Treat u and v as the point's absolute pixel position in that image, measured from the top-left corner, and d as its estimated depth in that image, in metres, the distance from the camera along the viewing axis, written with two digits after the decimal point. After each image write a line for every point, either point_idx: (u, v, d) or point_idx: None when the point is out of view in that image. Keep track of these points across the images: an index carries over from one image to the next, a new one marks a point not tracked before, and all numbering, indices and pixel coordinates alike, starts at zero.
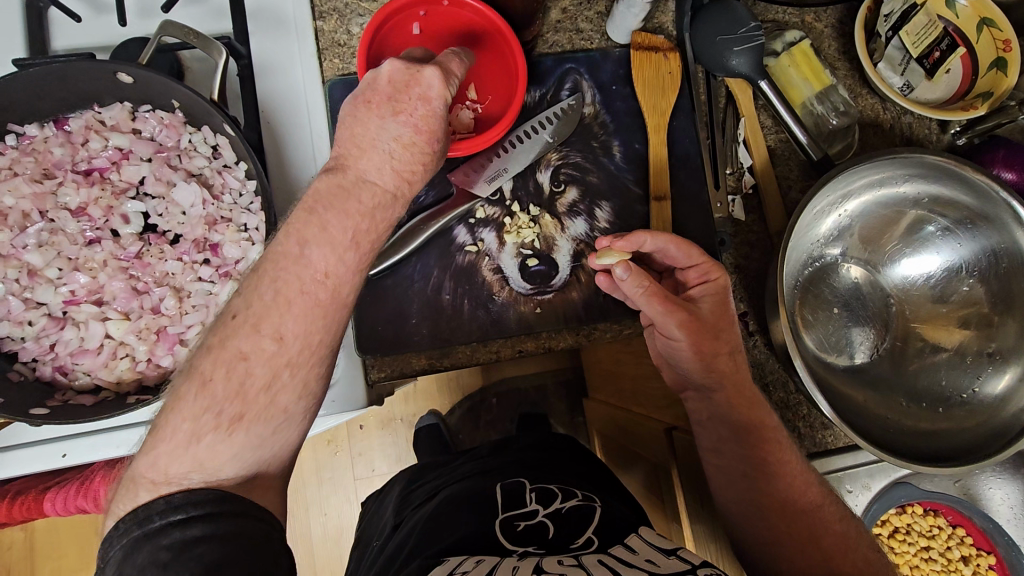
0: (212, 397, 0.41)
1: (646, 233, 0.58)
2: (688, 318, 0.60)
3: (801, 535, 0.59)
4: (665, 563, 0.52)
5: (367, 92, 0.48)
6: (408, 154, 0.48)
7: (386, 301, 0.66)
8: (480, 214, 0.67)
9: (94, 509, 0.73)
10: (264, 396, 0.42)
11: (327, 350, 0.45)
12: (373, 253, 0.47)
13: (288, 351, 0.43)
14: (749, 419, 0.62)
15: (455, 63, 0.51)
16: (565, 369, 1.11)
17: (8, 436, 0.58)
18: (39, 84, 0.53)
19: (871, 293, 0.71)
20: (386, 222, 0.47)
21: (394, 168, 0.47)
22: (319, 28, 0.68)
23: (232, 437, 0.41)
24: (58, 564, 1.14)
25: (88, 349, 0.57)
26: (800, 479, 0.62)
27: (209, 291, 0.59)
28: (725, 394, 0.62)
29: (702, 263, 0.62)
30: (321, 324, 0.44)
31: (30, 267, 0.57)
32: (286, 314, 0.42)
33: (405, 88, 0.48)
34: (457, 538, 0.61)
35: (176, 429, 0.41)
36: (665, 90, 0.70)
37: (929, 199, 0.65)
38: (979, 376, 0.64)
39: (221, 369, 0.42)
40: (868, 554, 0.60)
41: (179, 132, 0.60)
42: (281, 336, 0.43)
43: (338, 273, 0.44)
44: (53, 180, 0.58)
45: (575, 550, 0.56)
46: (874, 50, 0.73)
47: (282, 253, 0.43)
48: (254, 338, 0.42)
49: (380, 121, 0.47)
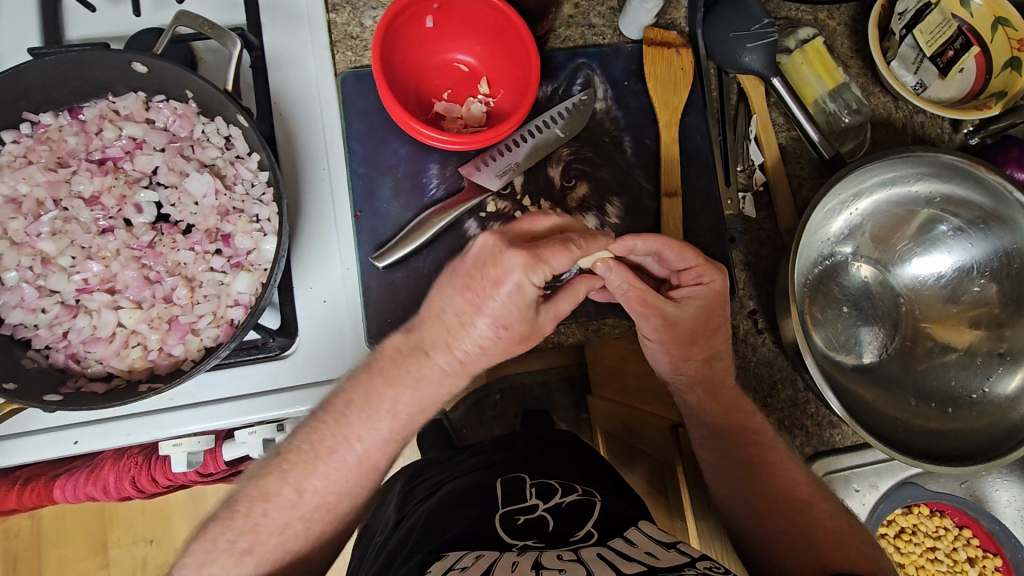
0: (234, 526, 0.55)
1: (639, 238, 0.58)
2: (664, 322, 0.61)
3: (793, 533, 0.62)
4: (664, 556, 0.53)
5: (457, 262, 0.52)
6: (459, 335, 0.52)
7: (398, 293, 0.66)
8: (490, 208, 0.67)
9: (104, 496, 0.75)
10: (275, 536, 0.55)
11: (338, 509, 0.57)
12: (405, 431, 0.56)
13: (304, 503, 0.55)
14: (733, 423, 0.65)
15: (554, 251, 0.50)
16: (570, 366, 1.12)
17: (20, 423, 0.58)
18: (54, 72, 0.54)
19: (881, 292, 0.71)
20: (419, 411, 0.55)
21: (449, 355, 0.53)
22: (332, 21, 0.67)
23: (243, 559, 0.54)
24: (67, 551, 1.15)
25: (100, 337, 0.57)
26: (791, 478, 0.65)
27: (220, 281, 0.60)
28: (698, 396, 0.66)
29: (697, 265, 0.61)
30: (338, 491, 0.56)
31: (43, 255, 0.58)
32: (308, 475, 0.55)
33: (483, 266, 0.50)
34: (459, 533, 0.62)
35: (215, 540, 0.55)
36: (677, 85, 0.70)
37: (942, 199, 0.65)
38: (990, 376, 0.64)
39: (251, 504, 0.55)
40: (863, 548, 0.60)
41: (192, 123, 0.60)
42: (301, 491, 0.55)
43: (370, 450, 0.55)
44: (67, 169, 0.59)
45: (575, 543, 0.57)
46: (888, 48, 0.73)
47: (332, 419, 0.55)
48: (281, 483, 0.55)
49: (451, 294, 0.51)
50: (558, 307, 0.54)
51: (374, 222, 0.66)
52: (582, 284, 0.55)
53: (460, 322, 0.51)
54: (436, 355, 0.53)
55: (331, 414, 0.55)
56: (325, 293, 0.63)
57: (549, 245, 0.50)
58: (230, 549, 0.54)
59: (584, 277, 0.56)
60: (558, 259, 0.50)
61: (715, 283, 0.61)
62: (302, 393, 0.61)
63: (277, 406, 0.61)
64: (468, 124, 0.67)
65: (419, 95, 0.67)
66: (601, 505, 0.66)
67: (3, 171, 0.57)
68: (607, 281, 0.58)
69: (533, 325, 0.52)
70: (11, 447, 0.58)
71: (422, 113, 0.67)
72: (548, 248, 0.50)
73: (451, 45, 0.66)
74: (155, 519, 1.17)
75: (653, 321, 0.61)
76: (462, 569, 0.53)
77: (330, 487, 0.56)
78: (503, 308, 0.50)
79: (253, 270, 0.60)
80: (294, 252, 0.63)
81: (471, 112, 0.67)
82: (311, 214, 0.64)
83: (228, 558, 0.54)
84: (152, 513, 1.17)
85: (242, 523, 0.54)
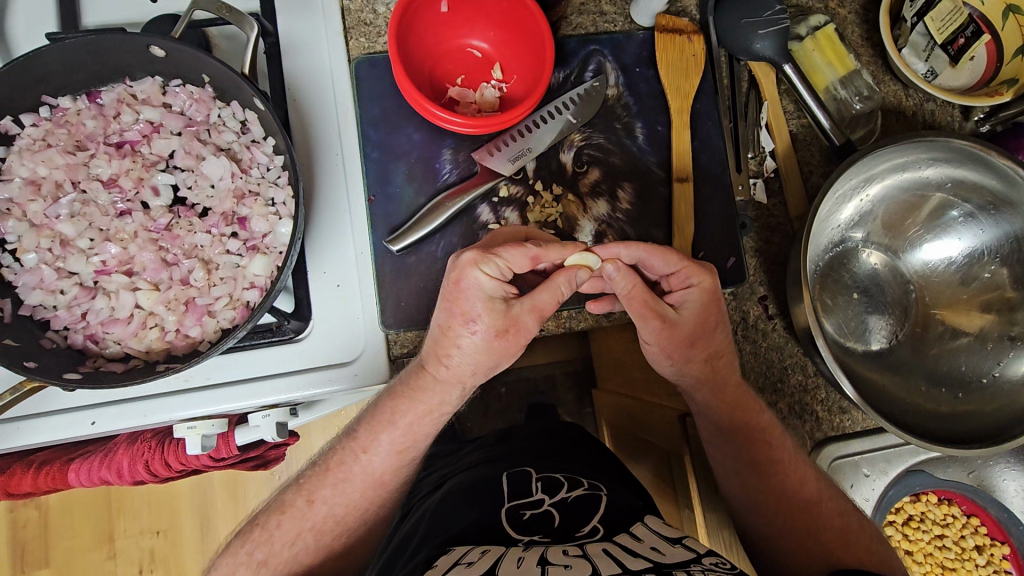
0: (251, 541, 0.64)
1: (622, 245, 0.59)
2: (661, 327, 0.61)
3: (799, 531, 0.63)
4: (669, 551, 0.53)
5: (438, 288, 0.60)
6: (445, 338, 0.58)
7: (412, 278, 0.66)
8: (503, 193, 0.67)
9: (118, 480, 0.75)
10: (287, 549, 0.63)
11: (347, 522, 0.65)
12: (410, 443, 0.64)
13: (315, 514, 0.64)
14: (739, 421, 0.65)
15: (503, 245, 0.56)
16: (575, 361, 1.12)
17: (38, 404, 0.59)
18: (74, 55, 0.54)
19: (891, 279, 0.71)
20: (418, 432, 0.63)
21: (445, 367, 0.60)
22: (345, 7, 0.67)
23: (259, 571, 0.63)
24: (72, 542, 1.16)
25: (118, 319, 0.58)
26: (798, 474, 0.65)
27: (237, 264, 0.60)
28: (708, 393, 0.65)
29: (683, 268, 0.61)
30: (345, 505, 0.64)
31: (62, 237, 0.58)
32: (320, 484, 0.65)
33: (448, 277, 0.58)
34: (467, 526, 0.63)
35: (238, 554, 0.64)
36: (689, 72, 0.70)
37: (953, 184, 0.65)
38: (1000, 360, 0.65)
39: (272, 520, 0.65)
40: (871, 544, 0.62)
41: (208, 107, 0.61)
42: (312, 502, 0.64)
43: (373, 462, 0.64)
44: (86, 152, 0.60)
45: (580, 538, 0.58)
46: (898, 35, 0.73)
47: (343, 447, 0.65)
48: (299, 501, 0.65)
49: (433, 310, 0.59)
50: (535, 302, 0.58)
51: (388, 207, 0.67)
52: (563, 278, 0.58)
53: (444, 330, 0.58)
54: (432, 367, 0.60)
55: (345, 436, 0.66)
56: (337, 277, 0.63)
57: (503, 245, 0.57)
58: (248, 560, 0.63)
59: (564, 270, 0.58)
60: (510, 253, 0.56)
61: (704, 283, 0.61)
62: (318, 375, 0.62)
63: (294, 388, 0.61)
64: (482, 109, 0.67)
65: (433, 80, 0.67)
66: (607, 498, 0.66)
67: (22, 154, 0.58)
68: (614, 283, 0.58)
69: (509, 320, 0.58)
70: (30, 427, 0.58)
71: (436, 97, 0.67)
72: (499, 246, 0.56)
73: (465, 30, 0.67)
74: (161, 510, 1.18)
75: (647, 326, 0.61)
76: (467, 565, 0.54)
77: (336, 505, 0.64)
78: (472, 304, 0.57)
79: (269, 253, 0.60)
80: (310, 236, 0.63)
81: (484, 98, 0.67)
82: (325, 199, 0.64)
83: (246, 568, 0.63)
84: (159, 504, 1.18)
85: (259, 534, 0.64)
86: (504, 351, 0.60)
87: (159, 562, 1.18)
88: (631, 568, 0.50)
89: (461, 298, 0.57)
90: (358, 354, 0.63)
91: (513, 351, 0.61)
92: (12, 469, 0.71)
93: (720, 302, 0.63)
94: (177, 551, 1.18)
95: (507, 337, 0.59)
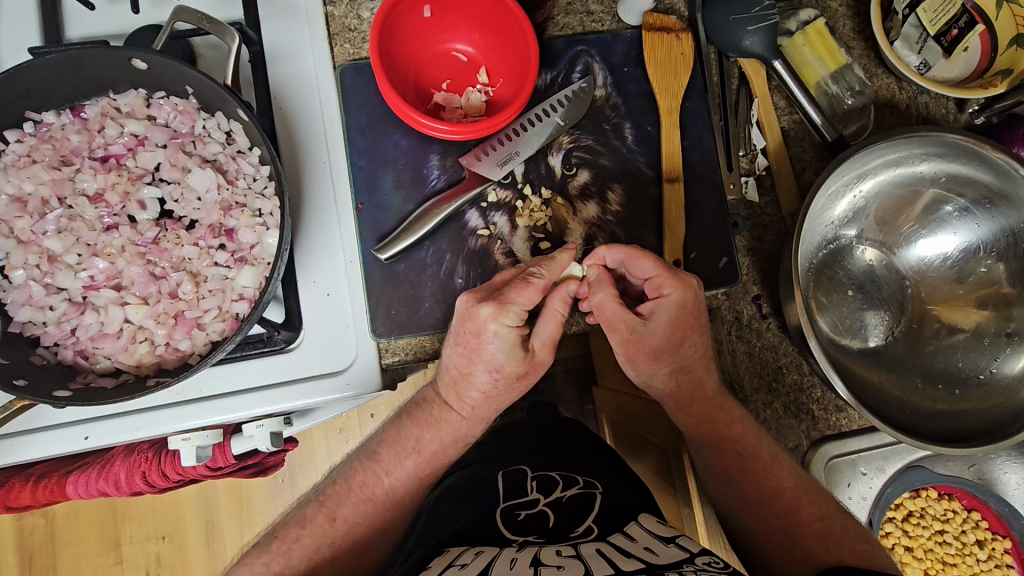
0: (263, 557, 0.64)
1: (604, 248, 0.60)
2: (630, 336, 0.62)
3: (779, 539, 0.63)
4: (663, 552, 0.53)
5: (450, 321, 0.61)
6: (465, 379, 0.63)
7: (402, 286, 0.66)
8: (492, 198, 0.67)
9: (116, 492, 0.75)
10: (299, 559, 0.63)
11: (352, 532, 0.65)
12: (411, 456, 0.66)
13: (327, 530, 0.65)
14: (719, 433, 0.66)
15: (516, 291, 0.57)
16: (576, 358, 1.11)
17: (30, 420, 0.59)
18: (55, 71, 0.54)
19: (886, 275, 0.70)
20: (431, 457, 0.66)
21: (455, 391, 0.65)
22: (330, 13, 0.67)
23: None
24: (80, 549, 1.17)
25: (108, 333, 0.58)
26: (777, 471, 0.65)
27: (225, 276, 0.60)
28: (681, 401, 0.67)
29: (657, 275, 0.60)
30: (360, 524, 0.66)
31: (50, 253, 0.58)
32: (342, 504, 0.66)
33: (464, 324, 0.59)
34: (460, 528, 0.64)
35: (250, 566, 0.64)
36: (678, 71, 0.69)
37: (947, 178, 0.64)
38: (998, 355, 0.64)
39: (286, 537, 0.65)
40: (857, 546, 0.60)
41: (193, 119, 0.60)
42: (333, 519, 0.65)
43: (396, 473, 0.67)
44: (71, 167, 0.60)
45: (575, 539, 0.58)
46: (891, 28, 0.71)
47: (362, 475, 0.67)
48: (317, 520, 0.65)
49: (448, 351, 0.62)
50: (545, 336, 0.62)
51: (376, 214, 0.66)
52: (560, 299, 0.60)
53: (461, 372, 0.63)
54: (453, 403, 0.66)
55: (364, 455, 0.69)
56: (328, 285, 0.63)
57: (514, 288, 0.58)
58: (264, 570, 0.63)
59: (557, 288, 0.60)
60: (522, 296, 0.57)
61: (681, 293, 0.60)
62: (307, 385, 0.61)
63: (284, 398, 0.61)
64: (468, 114, 0.67)
65: (418, 85, 0.67)
66: (602, 497, 0.66)
67: (7, 171, 0.58)
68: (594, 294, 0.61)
69: (528, 363, 0.63)
70: (23, 443, 0.59)
71: (421, 103, 0.67)
72: (511, 292, 0.57)
73: (450, 34, 0.66)
74: (166, 516, 1.19)
75: (616, 338, 0.63)
76: (461, 566, 0.54)
77: (353, 521, 0.66)
78: (491, 353, 0.60)
79: (257, 264, 0.60)
80: (298, 246, 0.63)
81: (470, 102, 0.67)
82: (313, 208, 0.64)
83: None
84: (164, 510, 1.19)
85: (278, 547, 0.64)
86: (509, 370, 0.62)
87: (166, 566, 1.18)
88: (624, 569, 0.50)
89: (480, 346, 0.60)
90: (351, 361, 0.63)
91: (524, 386, 0.66)
92: (11, 483, 0.71)
93: (695, 316, 0.62)
94: (183, 555, 1.18)
95: (525, 379, 0.64)
